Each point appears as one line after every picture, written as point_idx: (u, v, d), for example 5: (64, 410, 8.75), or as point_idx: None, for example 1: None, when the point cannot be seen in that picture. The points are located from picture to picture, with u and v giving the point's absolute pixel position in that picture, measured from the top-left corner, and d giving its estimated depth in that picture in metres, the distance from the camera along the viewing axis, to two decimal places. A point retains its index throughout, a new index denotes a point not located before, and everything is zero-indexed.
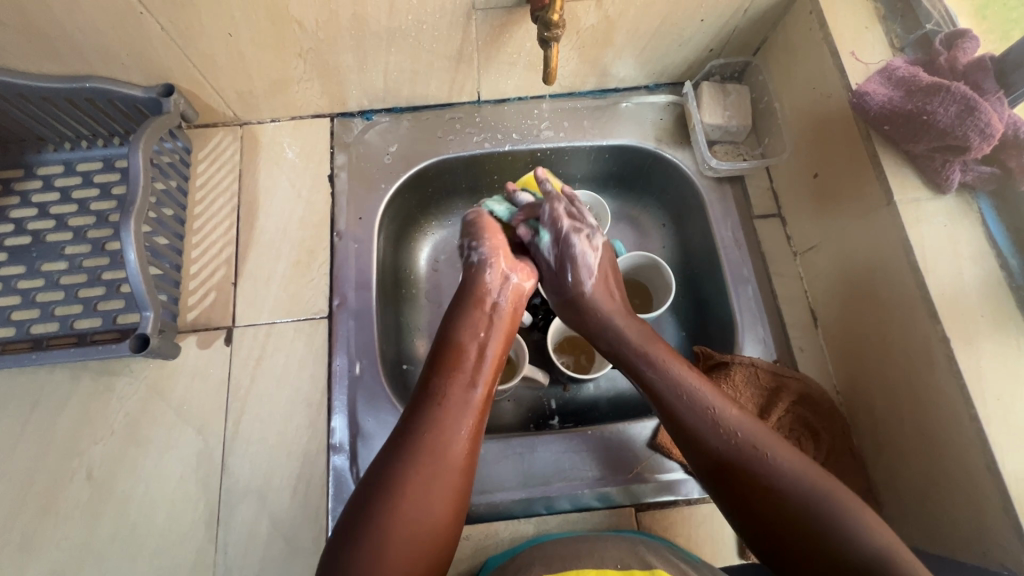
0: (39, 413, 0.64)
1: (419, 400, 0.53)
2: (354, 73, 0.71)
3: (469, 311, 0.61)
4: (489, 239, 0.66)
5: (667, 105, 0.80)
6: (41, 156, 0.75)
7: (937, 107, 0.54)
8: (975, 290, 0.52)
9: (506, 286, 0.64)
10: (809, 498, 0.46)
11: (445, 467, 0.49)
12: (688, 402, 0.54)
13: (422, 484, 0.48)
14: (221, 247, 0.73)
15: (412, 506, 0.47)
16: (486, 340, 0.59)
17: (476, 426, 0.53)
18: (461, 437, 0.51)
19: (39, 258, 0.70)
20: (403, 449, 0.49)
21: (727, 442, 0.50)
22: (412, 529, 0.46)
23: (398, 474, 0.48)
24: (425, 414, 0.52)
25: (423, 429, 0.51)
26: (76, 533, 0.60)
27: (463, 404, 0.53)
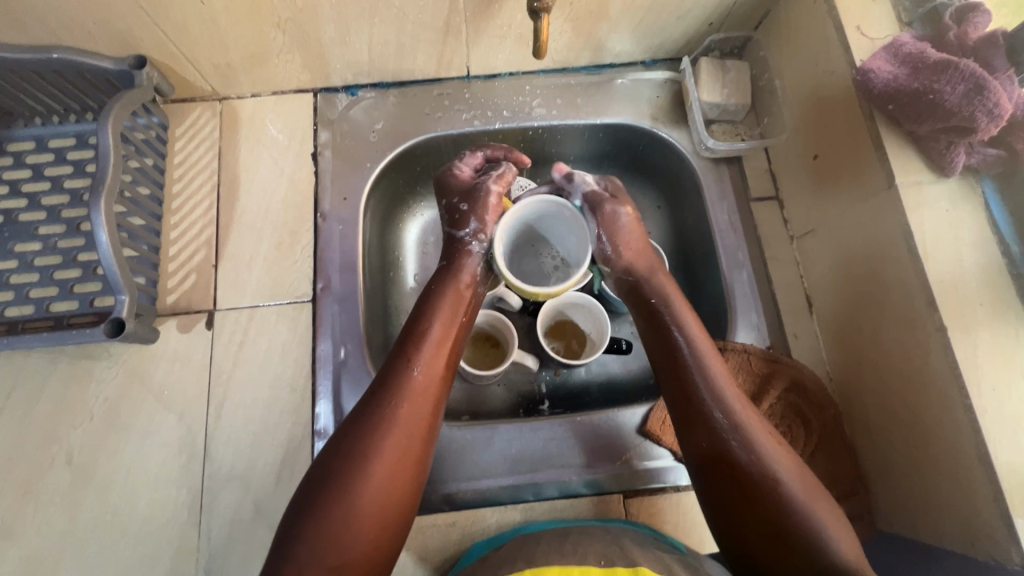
0: (16, 397, 0.63)
1: (384, 375, 0.51)
2: (336, 46, 0.68)
3: (440, 284, 0.58)
4: (492, 229, 0.62)
5: (664, 82, 0.77)
6: (11, 131, 0.72)
7: (945, 85, 0.51)
8: (975, 278, 0.50)
9: (484, 271, 0.61)
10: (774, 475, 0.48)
11: (408, 448, 0.48)
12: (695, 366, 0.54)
13: (383, 464, 0.47)
14: (201, 228, 0.70)
15: (372, 485, 0.46)
16: (457, 318, 0.57)
17: (437, 407, 0.52)
18: (423, 420, 0.50)
19: (11, 238, 0.67)
20: (366, 428, 0.48)
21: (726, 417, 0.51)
22: (369, 511, 0.45)
23: (361, 454, 0.46)
24: (390, 390, 0.50)
25: (387, 406, 0.49)
26: (56, 518, 0.59)
27: (430, 381, 0.52)
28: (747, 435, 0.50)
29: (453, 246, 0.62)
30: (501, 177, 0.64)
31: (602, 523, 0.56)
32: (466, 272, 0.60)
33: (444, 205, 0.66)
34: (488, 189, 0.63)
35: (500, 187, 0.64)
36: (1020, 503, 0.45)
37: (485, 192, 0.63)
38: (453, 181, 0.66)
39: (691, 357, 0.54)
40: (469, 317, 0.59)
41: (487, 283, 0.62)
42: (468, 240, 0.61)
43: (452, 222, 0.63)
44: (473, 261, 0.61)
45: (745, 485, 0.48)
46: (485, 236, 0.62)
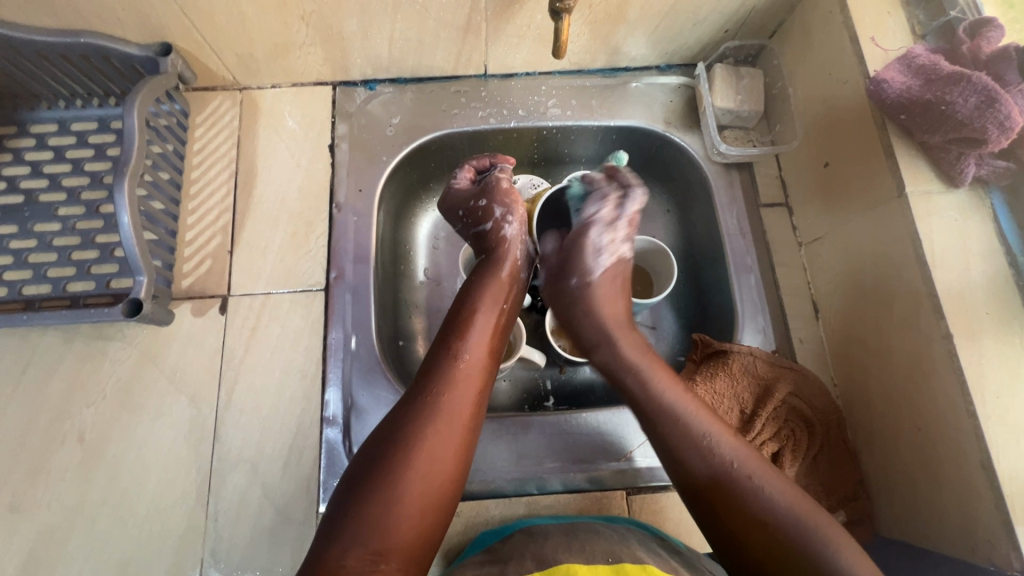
0: (31, 374, 0.63)
1: (433, 360, 0.54)
2: (358, 40, 0.69)
3: (484, 274, 0.61)
4: (520, 211, 0.66)
5: (678, 87, 0.78)
6: (35, 113, 0.73)
7: (957, 97, 0.52)
8: (982, 288, 0.51)
9: (525, 264, 0.65)
10: (795, 522, 0.46)
11: (457, 430, 0.50)
12: (676, 420, 0.53)
13: (433, 444, 0.48)
14: (217, 215, 0.71)
15: (422, 466, 0.47)
16: (500, 306, 0.59)
17: (485, 389, 0.54)
18: (473, 400, 0.52)
19: (31, 218, 0.69)
20: (420, 407, 0.50)
21: (726, 474, 0.50)
22: (419, 490, 0.46)
23: (412, 434, 0.48)
24: (441, 377, 0.52)
25: (437, 389, 0.51)
26: (67, 494, 0.60)
27: (474, 366, 0.54)
28: (734, 474, 0.50)
29: (490, 237, 0.65)
30: (504, 170, 0.70)
31: (607, 522, 0.57)
32: (513, 261, 0.63)
33: (465, 212, 0.68)
34: (501, 185, 0.68)
35: (508, 177, 0.69)
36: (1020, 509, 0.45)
37: (504, 182, 0.68)
38: (455, 194, 0.70)
39: (677, 428, 0.53)
40: (511, 307, 0.61)
41: (529, 270, 0.66)
42: (501, 226, 0.65)
43: (485, 223, 0.66)
44: (513, 248, 0.64)
45: (773, 535, 0.46)
46: (512, 216, 0.66)
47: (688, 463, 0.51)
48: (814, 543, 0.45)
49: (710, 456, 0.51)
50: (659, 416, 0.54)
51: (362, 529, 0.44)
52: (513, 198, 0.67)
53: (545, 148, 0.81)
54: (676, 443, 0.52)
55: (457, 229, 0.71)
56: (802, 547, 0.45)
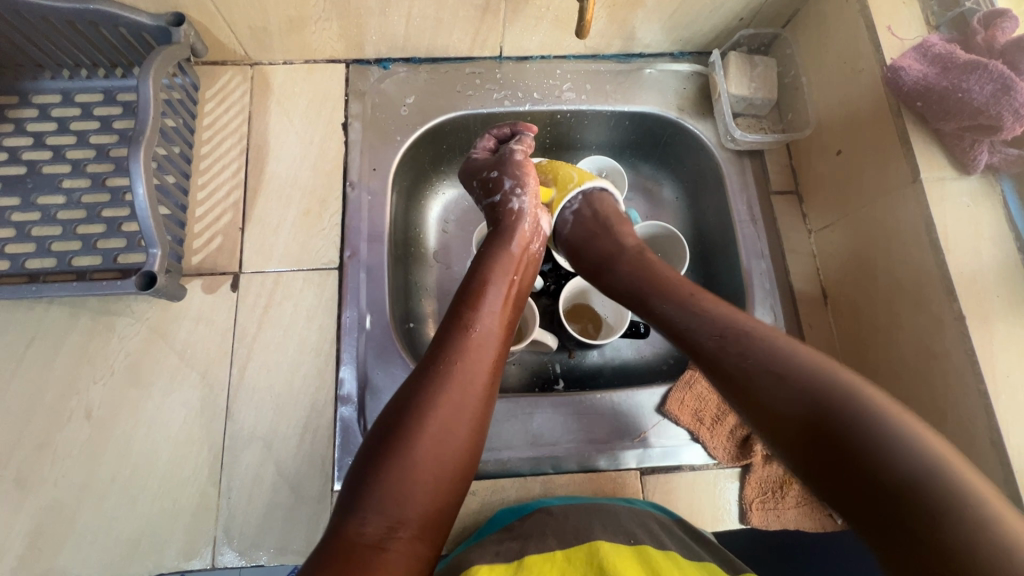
0: (35, 348, 0.62)
1: (445, 331, 0.53)
2: (375, 16, 0.68)
3: (496, 247, 0.60)
4: (531, 184, 0.66)
5: (690, 74, 0.79)
6: (38, 83, 0.71)
7: (972, 85, 0.53)
8: (993, 271, 0.53)
9: (536, 236, 0.64)
10: (818, 382, 0.41)
11: (470, 399, 0.49)
12: (683, 309, 0.51)
13: (447, 413, 0.48)
14: (228, 191, 0.70)
15: (436, 435, 0.47)
16: (512, 278, 0.59)
17: (498, 360, 0.54)
18: (485, 370, 0.52)
19: (35, 190, 0.67)
20: (432, 376, 0.49)
21: (741, 348, 0.46)
22: (433, 459, 0.46)
23: (427, 404, 0.47)
24: (452, 347, 0.51)
25: (451, 359, 0.51)
26: (73, 471, 0.59)
27: (486, 337, 0.53)
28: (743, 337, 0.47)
29: (498, 210, 0.65)
30: (521, 141, 0.69)
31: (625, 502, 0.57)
32: (524, 235, 0.62)
33: (480, 182, 0.68)
34: (516, 157, 0.67)
35: (524, 148, 0.69)
36: None
37: (518, 154, 0.67)
38: (473, 164, 0.71)
39: (686, 315, 0.51)
40: (523, 279, 0.61)
41: (541, 242, 0.64)
42: (510, 200, 0.64)
43: (495, 196, 0.66)
44: (524, 221, 0.63)
45: (802, 399, 0.41)
46: (521, 191, 0.65)
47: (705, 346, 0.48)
48: (842, 399, 0.40)
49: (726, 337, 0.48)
50: (676, 313, 0.52)
51: (381, 497, 0.43)
52: (526, 171, 0.66)
53: (558, 132, 0.81)
54: (698, 332, 0.49)
55: (473, 197, 0.72)
56: (834, 396, 0.40)
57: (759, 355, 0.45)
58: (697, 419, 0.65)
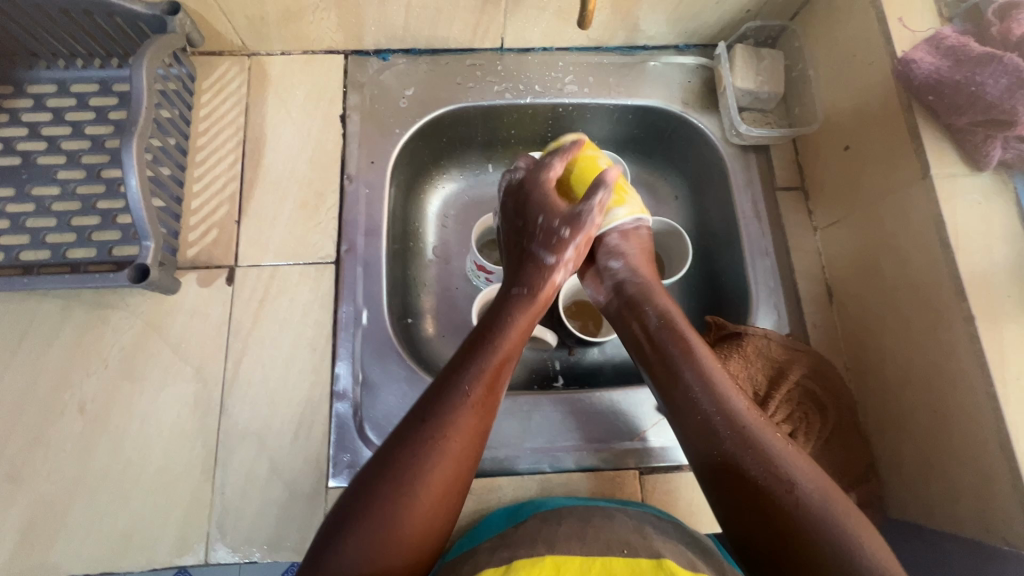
0: (29, 341, 0.61)
1: (446, 380, 0.51)
2: (373, 5, 0.67)
3: (507, 293, 0.59)
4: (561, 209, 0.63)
5: (695, 68, 0.77)
6: (33, 72, 0.70)
7: (986, 79, 0.51)
8: (1005, 271, 0.51)
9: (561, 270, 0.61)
10: (815, 502, 0.45)
11: (466, 462, 0.48)
12: (703, 377, 0.53)
13: (440, 476, 0.46)
14: (224, 183, 0.69)
15: (426, 497, 0.45)
16: (521, 321, 0.57)
17: (491, 420, 0.51)
18: (478, 431, 0.49)
19: (29, 181, 0.66)
20: (425, 429, 0.47)
21: (751, 438, 0.49)
22: (412, 520, 0.44)
23: (418, 459, 0.46)
24: (450, 402, 0.49)
25: (447, 416, 0.48)
26: (66, 465, 0.58)
27: (492, 391, 0.52)
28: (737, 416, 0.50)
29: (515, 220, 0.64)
30: (564, 151, 0.65)
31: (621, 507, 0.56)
32: (539, 260, 0.61)
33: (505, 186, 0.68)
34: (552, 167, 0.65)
35: (562, 160, 0.65)
36: None
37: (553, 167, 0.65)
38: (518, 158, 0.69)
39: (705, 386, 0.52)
40: (531, 324, 0.58)
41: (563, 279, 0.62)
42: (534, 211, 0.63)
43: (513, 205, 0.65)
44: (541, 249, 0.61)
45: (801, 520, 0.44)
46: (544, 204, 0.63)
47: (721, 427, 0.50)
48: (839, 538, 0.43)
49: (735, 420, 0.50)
50: (699, 388, 0.53)
51: (365, 555, 0.43)
52: (598, 192, 0.61)
53: (560, 126, 0.79)
54: (713, 412, 0.51)
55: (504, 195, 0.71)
56: (828, 531, 0.43)
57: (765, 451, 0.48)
58: None
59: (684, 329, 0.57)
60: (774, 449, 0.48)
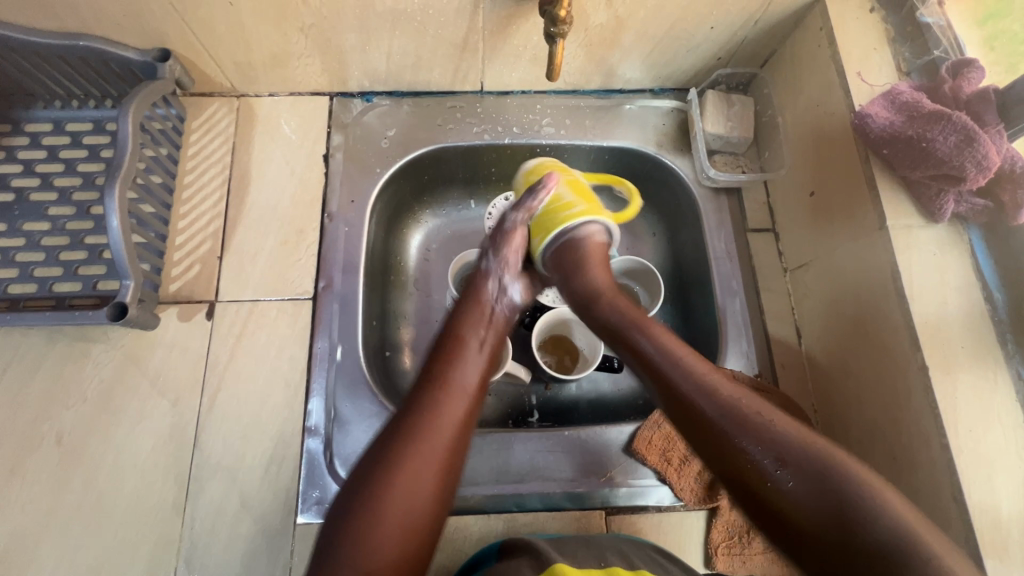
0: (12, 373, 0.63)
1: (418, 385, 0.53)
2: (356, 53, 0.70)
3: (467, 304, 0.61)
4: (509, 257, 0.65)
5: (670, 111, 0.79)
6: (30, 112, 0.73)
7: (937, 135, 0.53)
8: (958, 322, 0.52)
9: (502, 299, 0.64)
10: (809, 460, 0.41)
11: (439, 446, 0.49)
12: (679, 367, 0.50)
13: (411, 467, 0.47)
14: (209, 220, 0.72)
15: (399, 492, 0.46)
16: (482, 331, 0.59)
17: (470, 417, 0.53)
18: (454, 424, 0.51)
19: (21, 217, 0.68)
20: (400, 428, 0.49)
21: (736, 415, 0.45)
22: (394, 516, 0.45)
23: (395, 455, 0.47)
24: (422, 401, 0.51)
25: (420, 413, 0.50)
26: (41, 497, 0.59)
27: (461, 388, 0.53)
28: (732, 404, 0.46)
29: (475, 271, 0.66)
30: (524, 205, 0.66)
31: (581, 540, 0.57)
32: (486, 296, 0.63)
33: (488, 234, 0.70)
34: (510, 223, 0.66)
35: (522, 217, 0.66)
36: (990, 543, 0.46)
37: (510, 224, 0.66)
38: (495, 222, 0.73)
39: (684, 374, 0.49)
40: (497, 337, 0.60)
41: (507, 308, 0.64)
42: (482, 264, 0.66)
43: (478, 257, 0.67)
44: (490, 284, 0.64)
45: (813, 486, 0.40)
46: (495, 261, 0.65)
47: (689, 404, 0.47)
48: (845, 491, 0.39)
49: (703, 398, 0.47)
50: (670, 370, 0.50)
51: (351, 553, 0.43)
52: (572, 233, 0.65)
53: None
54: (686, 392, 0.48)
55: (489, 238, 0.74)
56: (839, 487, 0.39)
57: (761, 423, 0.44)
58: (664, 460, 0.64)
59: (653, 325, 0.55)
60: (750, 416, 0.45)
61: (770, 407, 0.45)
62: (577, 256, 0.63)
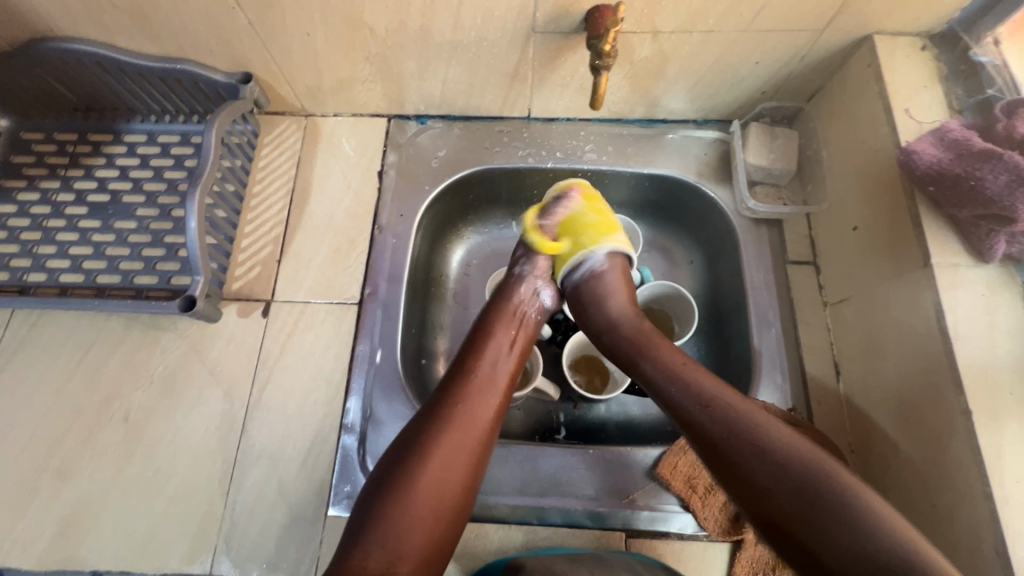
0: (93, 354, 0.71)
1: (451, 376, 0.57)
2: (415, 80, 0.76)
3: (498, 305, 0.65)
4: (540, 262, 0.69)
5: (713, 141, 0.81)
6: (129, 125, 0.83)
7: (986, 174, 0.52)
8: (1007, 367, 0.50)
9: (534, 302, 0.66)
10: (803, 473, 0.45)
11: (472, 433, 0.54)
12: (684, 383, 0.53)
13: (442, 456, 0.51)
14: (272, 226, 0.78)
15: (434, 475, 0.51)
16: (514, 331, 0.62)
17: (499, 407, 0.57)
18: (486, 415, 0.55)
19: (113, 216, 0.77)
20: (436, 417, 0.54)
21: (740, 432, 0.49)
22: (427, 496, 0.50)
23: (427, 441, 0.52)
24: (455, 391, 0.56)
25: (454, 402, 0.55)
26: (107, 467, 0.65)
27: (492, 385, 0.57)
28: (729, 414, 0.50)
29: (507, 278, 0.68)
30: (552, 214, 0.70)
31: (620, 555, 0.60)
32: (522, 301, 0.65)
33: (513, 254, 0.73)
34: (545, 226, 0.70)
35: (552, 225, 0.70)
36: None
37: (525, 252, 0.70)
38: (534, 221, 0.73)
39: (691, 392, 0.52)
40: (526, 333, 0.64)
41: (537, 309, 0.66)
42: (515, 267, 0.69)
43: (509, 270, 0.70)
44: (524, 288, 0.67)
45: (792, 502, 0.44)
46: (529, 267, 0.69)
47: (699, 428, 0.50)
48: (822, 504, 0.44)
49: (722, 437, 0.49)
50: (673, 388, 0.54)
51: (381, 528, 0.48)
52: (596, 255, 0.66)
53: None
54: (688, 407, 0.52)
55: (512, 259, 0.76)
56: (826, 504, 0.43)
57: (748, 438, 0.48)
58: (689, 487, 0.63)
59: (662, 352, 0.58)
60: (769, 452, 0.47)
61: (780, 433, 0.48)
62: (599, 287, 0.65)
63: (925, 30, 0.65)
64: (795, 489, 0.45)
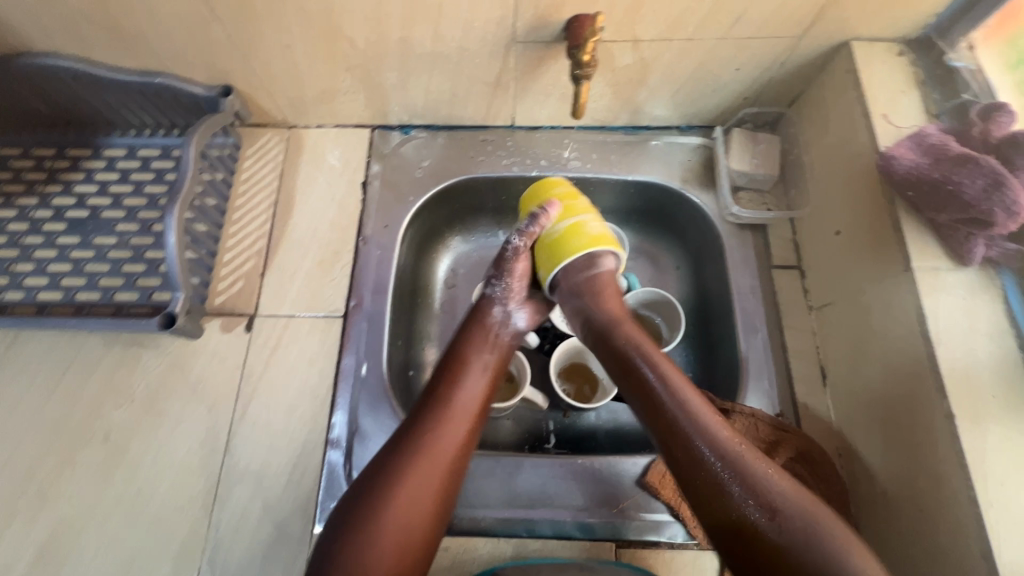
0: (72, 373, 0.69)
1: (406, 432, 0.54)
2: (397, 91, 0.75)
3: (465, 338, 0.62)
4: (515, 284, 0.66)
5: (697, 147, 0.81)
6: (108, 139, 0.82)
7: (964, 179, 0.53)
8: (987, 368, 0.51)
9: (508, 327, 0.65)
10: (801, 518, 0.46)
11: (425, 494, 0.51)
12: (683, 410, 0.53)
13: (392, 523, 0.49)
14: (255, 239, 0.77)
15: (382, 543, 0.49)
16: (484, 372, 0.60)
17: (458, 463, 0.54)
18: (441, 474, 0.53)
19: (92, 231, 0.76)
20: (387, 479, 0.51)
21: (728, 459, 0.49)
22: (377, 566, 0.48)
23: (376, 509, 0.50)
24: (406, 450, 0.53)
25: (405, 464, 0.52)
26: (88, 489, 0.64)
27: (447, 439, 0.54)
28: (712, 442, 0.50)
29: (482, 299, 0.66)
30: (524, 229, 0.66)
31: (604, 565, 0.59)
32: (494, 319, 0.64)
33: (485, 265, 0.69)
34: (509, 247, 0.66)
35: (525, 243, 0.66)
36: None
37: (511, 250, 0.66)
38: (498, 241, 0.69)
39: (687, 420, 0.52)
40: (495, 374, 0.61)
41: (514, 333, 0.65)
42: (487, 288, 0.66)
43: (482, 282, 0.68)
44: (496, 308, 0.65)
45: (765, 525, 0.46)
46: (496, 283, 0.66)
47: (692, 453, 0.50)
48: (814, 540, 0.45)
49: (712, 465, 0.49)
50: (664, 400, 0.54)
51: None
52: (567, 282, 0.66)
53: None
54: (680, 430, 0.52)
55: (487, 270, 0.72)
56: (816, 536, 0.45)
57: (742, 468, 0.49)
58: (678, 495, 0.63)
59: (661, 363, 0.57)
60: (748, 475, 0.48)
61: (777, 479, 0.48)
62: (596, 284, 0.65)
63: (901, 35, 0.66)
64: (774, 518, 0.46)
